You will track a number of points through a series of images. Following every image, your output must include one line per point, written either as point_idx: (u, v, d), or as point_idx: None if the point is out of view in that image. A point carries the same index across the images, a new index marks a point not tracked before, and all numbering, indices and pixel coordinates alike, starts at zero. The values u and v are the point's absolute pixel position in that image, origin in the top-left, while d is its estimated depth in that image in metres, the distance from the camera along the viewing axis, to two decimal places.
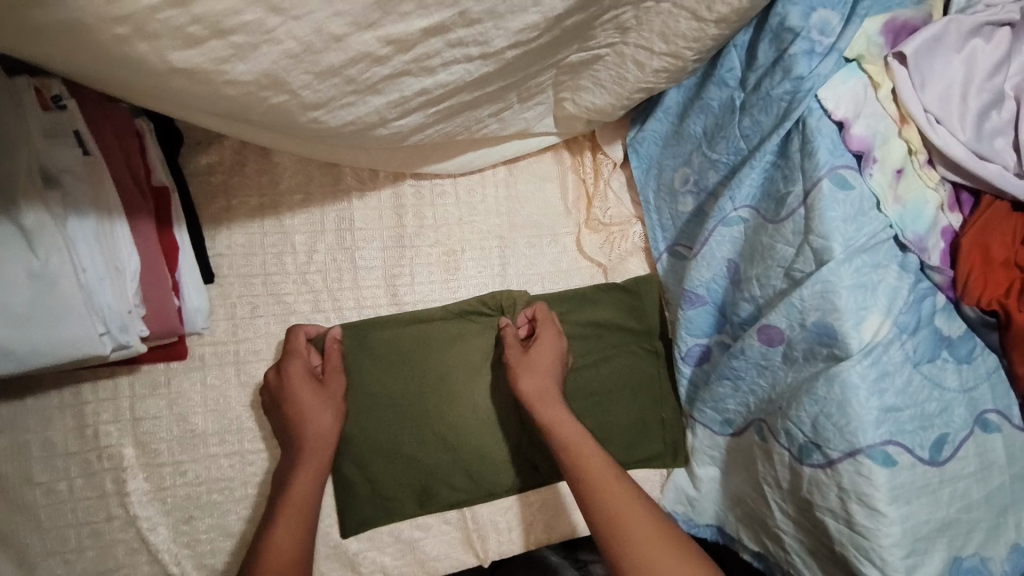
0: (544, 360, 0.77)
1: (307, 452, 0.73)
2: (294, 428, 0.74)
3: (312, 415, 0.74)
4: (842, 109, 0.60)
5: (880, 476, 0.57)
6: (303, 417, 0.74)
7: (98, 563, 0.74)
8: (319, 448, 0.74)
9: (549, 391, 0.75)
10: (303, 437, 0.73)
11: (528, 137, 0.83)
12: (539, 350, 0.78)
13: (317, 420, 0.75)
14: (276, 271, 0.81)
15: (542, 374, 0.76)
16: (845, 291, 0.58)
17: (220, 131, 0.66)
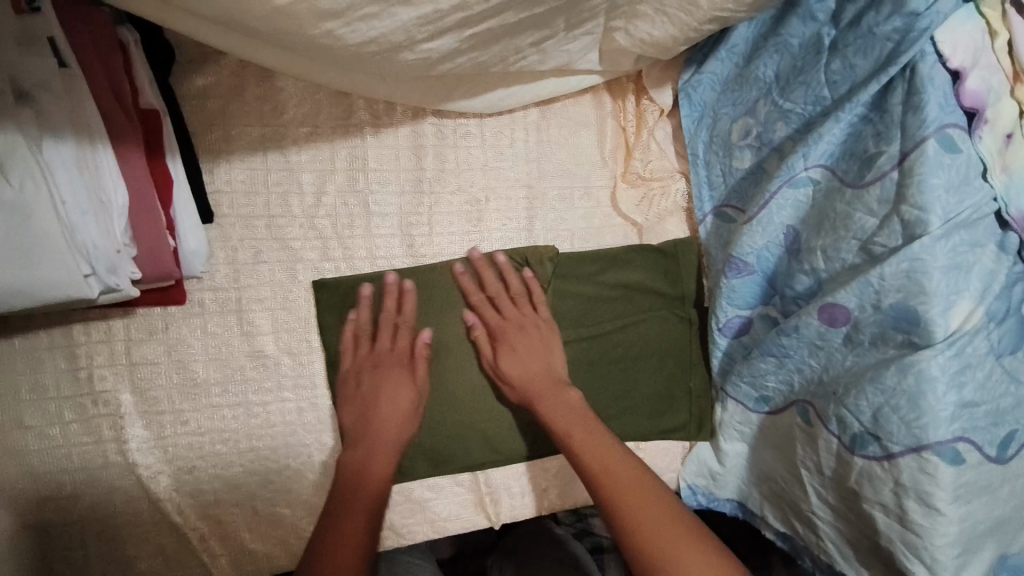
0: (513, 360, 0.74)
1: (388, 444, 0.71)
2: (372, 418, 0.72)
3: (395, 397, 0.73)
4: (959, 56, 0.50)
5: (946, 476, 0.52)
6: (383, 406, 0.72)
7: (96, 510, 0.70)
8: (398, 441, 0.72)
9: (529, 386, 0.74)
10: (384, 432, 0.72)
11: (567, 74, 0.73)
12: (505, 347, 0.75)
13: (397, 412, 0.72)
14: (281, 213, 0.73)
15: (517, 373, 0.74)
16: (937, 273, 0.51)
17: (211, 44, 0.57)
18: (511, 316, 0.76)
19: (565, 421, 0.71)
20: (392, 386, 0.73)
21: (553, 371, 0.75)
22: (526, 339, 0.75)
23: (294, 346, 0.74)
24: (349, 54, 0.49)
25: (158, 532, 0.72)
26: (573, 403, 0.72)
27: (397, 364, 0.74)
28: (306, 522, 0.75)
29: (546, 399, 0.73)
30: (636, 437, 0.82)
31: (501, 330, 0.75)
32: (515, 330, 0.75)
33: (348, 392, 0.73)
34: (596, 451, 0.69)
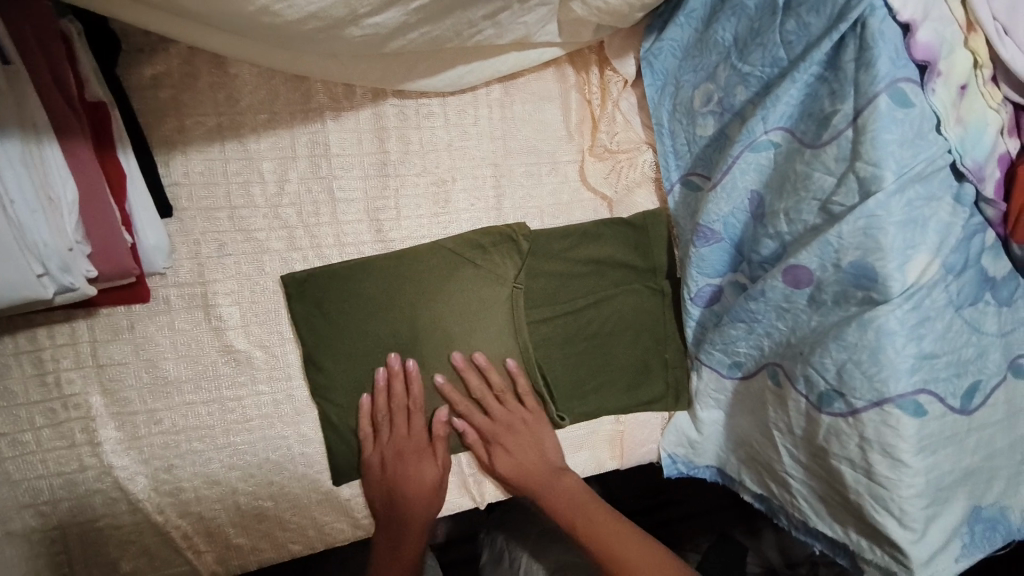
0: (507, 462, 0.78)
1: (429, 516, 0.76)
2: (403, 502, 0.74)
3: (423, 480, 0.75)
4: (909, 9, 0.49)
5: (908, 426, 0.53)
6: (412, 490, 0.75)
7: (75, 514, 0.69)
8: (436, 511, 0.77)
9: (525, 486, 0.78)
10: (431, 508, 0.76)
11: (526, 48, 0.72)
12: (497, 449, 0.78)
13: (424, 488, 0.75)
14: (243, 204, 0.71)
15: (512, 472, 0.78)
16: (893, 228, 0.51)
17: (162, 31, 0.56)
18: (499, 418, 0.78)
19: (568, 508, 0.78)
20: (418, 468, 0.75)
21: (546, 457, 0.79)
22: (520, 437, 0.79)
23: (265, 338, 0.73)
24: (292, 33, 0.48)
25: (140, 533, 0.71)
26: (570, 490, 0.78)
27: (419, 448, 0.76)
28: (290, 513, 0.75)
29: (550, 499, 0.78)
30: (615, 409, 0.84)
31: (490, 437, 0.78)
32: (508, 440, 0.78)
33: (425, 476, 0.75)
34: (597, 529, 0.76)
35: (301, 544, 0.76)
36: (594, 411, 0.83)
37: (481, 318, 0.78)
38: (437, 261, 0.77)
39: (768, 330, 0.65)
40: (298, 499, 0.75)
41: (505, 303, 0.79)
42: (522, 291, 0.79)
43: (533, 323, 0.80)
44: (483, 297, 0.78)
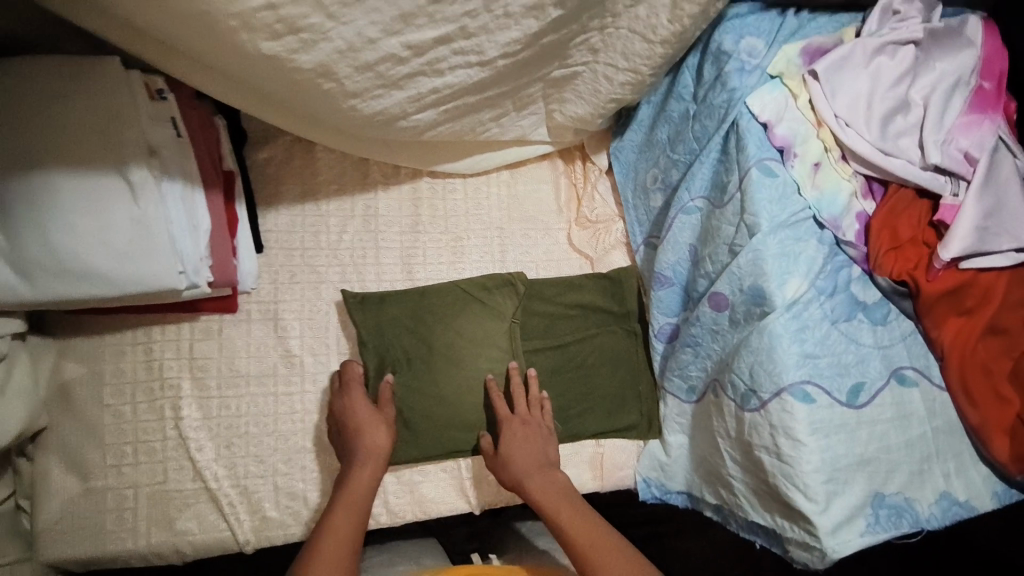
0: (513, 450, 0.86)
1: (375, 452, 0.84)
2: (352, 433, 0.85)
3: (364, 419, 0.86)
4: (767, 114, 0.73)
5: (800, 411, 0.68)
6: (359, 422, 0.86)
7: (150, 476, 0.85)
8: (380, 447, 0.85)
9: (520, 469, 0.85)
10: (370, 439, 0.85)
11: (526, 144, 1.00)
12: (507, 438, 0.87)
13: (368, 420, 0.86)
14: (312, 246, 0.97)
15: (515, 457, 0.86)
16: (771, 258, 0.71)
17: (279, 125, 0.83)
18: (518, 414, 0.90)
19: (556, 495, 0.82)
20: (359, 409, 0.87)
21: (541, 451, 0.87)
22: (527, 431, 0.88)
23: (315, 347, 0.94)
24: (359, 121, 0.72)
25: (196, 498, 0.86)
26: (558, 483, 0.84)
27: (355, 397, 0.88)
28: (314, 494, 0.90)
29: (541, 486, 0.84)
30: (597, 431, 0.97)
31: (506, 424, 0.88)
32: (519, 429, 0.88)
33: (360, 414, 0.86)
34: (581, 521, 0.79)
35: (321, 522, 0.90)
36: (578, 433, 0.97)
37: (484, 344, 0.96)
38: (452, 297, 0.97)
39: (709, 352, 0.82)
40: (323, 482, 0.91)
41: (505, 333, 0.97)
42: (519, 324, 0.98)
43: (529, 351, 0.97)
44: (487, 327, 0.96)
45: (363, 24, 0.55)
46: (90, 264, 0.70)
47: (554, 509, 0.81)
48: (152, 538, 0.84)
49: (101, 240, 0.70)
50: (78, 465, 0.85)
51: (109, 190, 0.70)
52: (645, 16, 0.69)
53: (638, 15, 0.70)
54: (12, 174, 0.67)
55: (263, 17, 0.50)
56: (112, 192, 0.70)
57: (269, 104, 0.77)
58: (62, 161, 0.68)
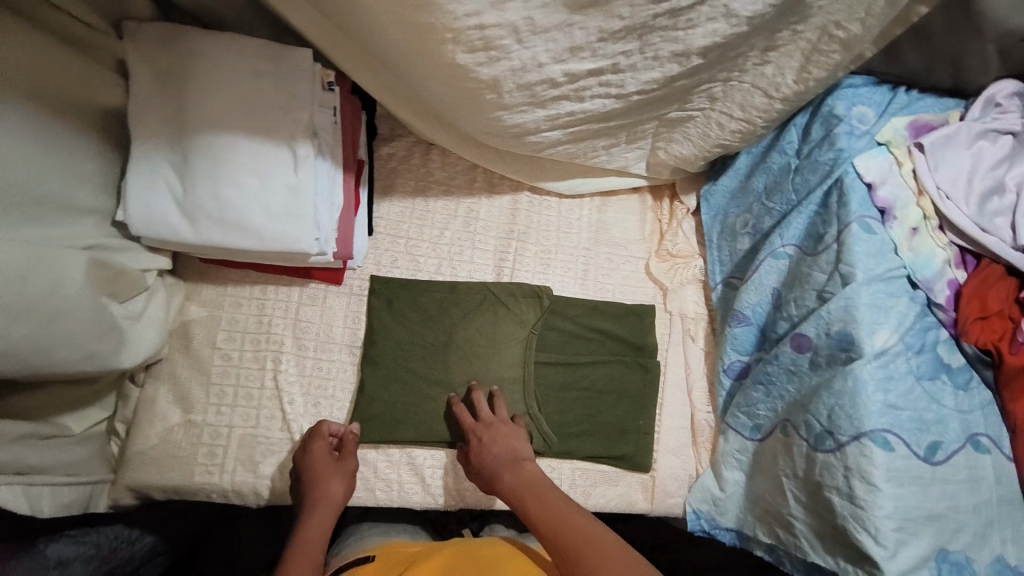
0: (485, 455, 0.91)
1: (328, 504, 0.87)
2: (310, 490, 0.87)
3: (323, 479, 0.87)
4: (871, 174, 0.78)
5: (879, 456, 0.72)
6: (318, 481, 0.87)
7: (245, 419, 0.93)
8: (333, 500, 0.87)
9: (493, 470, 0.90)
10: (327, 493, 0.87)
11: (624, 175, 1.08)
12: (477, 445, 0.92)
13: (327, 479, 0.88)
14: (415, 237, 1.06)
15: (484, 461, 0.91)
16: (863, 307, 0.75)
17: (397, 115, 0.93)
18: (484, 418, 0.94)
19: (524, 492, 0.87)
20: (320, 467, 0.88)
21: (515, 449, 0.92)
22: (499, 432, 0.93)
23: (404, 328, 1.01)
24: (496, 130, 0.80)
25: (281, 447, 0.93)
26: (529, 477, 0.89)
27: (318, 455, 0.89)
28: (384, 465, 0.96)
29: (513, 485, 0.88)
30: (591, 454, 1.01)
31: (473, 433, 0.93)
32: (488, 433, 0.93)
33: (319, 466, 0.88)
34: (552, 509, 0.84)
35: (388, 492, 0.95)
36: (571, 451, 1.00)
37: (502, 348, 1.01)
38: (480, 297, 1.03)
39: (782, 393, 0.86)
40: (392, 456, 0.97)
41: (521, 341, 1.02)
42: (537, 336, 1.03)
43: (540, 362, 1.03)
44: (507, 331, 1.02)
45: (540, 50, 0.63)
46: (245, 219, 0.79)
47: (522, 503, 0.86)
48: (236, 477, 0.91)
49: (260, 199, 0.79)
50: (183, 399, 0.93)
51: (276, 159, 0.79)
52: (771, 75, 0.75)
53: (764, 73, 0.75)
54: (203, 131, 0.76)
55: (468, 35, 0.58)
56: (277, 161, 0.80)
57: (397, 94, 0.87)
58: (246, 127, 0.78)
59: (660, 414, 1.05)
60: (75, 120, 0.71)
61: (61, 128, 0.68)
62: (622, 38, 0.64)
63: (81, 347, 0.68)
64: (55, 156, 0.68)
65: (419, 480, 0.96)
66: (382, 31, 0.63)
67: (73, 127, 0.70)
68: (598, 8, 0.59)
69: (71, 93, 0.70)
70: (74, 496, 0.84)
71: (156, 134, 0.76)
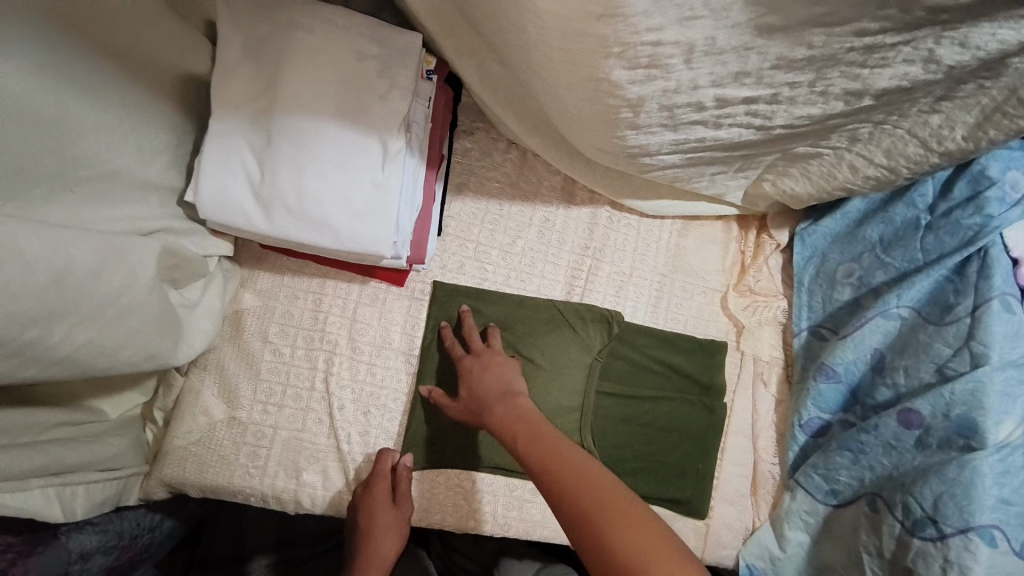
0: (470, 387, 0.86)
1: (388, 546, 0.90)
2: (369, 537, 0.89)
3: (383, 532, 0.88)
4: (1020, 248, 0.72)
5: (984, 553, 0.68)
6: (378, 533, 0.88)
7: (291, 422, 0.87)
8: (393, 543, 0.90)
9: (482, 402, 0.84)
10: (384, 542, 0.89)
11: (716, 202, 0.99)
12: (467, 377, 0.87)
13: (387, 532, 0.88)
14: (486, 242, 0.97)
15: (471, 394, 0.86)
16: (994, 395, 0.69)
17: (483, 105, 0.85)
18: (474, 350, 0.89)
19: (514, 427, 0.80)
20: (380, 525, 0.87)
21: (505, 382, 0.86)
22: (489, 362, 0.88)
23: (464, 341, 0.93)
24: (611, 148, 0.72)
25: (326, 456, 0.88)
26: (519, 412, 0.81)
27: (378, 515, 0.86)
28: (429, 485, 0.90)
29: (502, 420, 0.81)
30: (647, 495, 0.95)
31: (462, 365, 0.88)
32: (477, 364, 0.88)
33: (381, 518, 0.87)
34: (536, 441, 0.77)
35: (430, 515, 0.90)
36: None
37: (563, 373, 0.94)
38: (547, 315, 0.96)
39: (872, 464, 0.79)
40: (441, 476, 0.90)
41: (584, 368, 0.95)
42: (600, 364, 0.96)
43: (599, 392, 0.96)
44: (571, 356, 0.95)
45: (703, 73, 0.54)
46: (322, 214, 0.71)
47: (511, 438, 0.79)
48: (277, 482, 0.86)
49: (343, 195, 0.71)
50: (226, 393, 0.87)
51: (363, 151, 0.71)
52: (937, 125, 0.66)
53: (930, 121, 0.66)
54: (292, 113, 0.69)
55: (638, 51, 0.49)
56: (364, 153, 0.71)
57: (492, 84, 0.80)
58: (339, 114, 0.70)
59: (721, 460, 0.98)
60: (147, 84, 0.64)
61: (133, 90, 0.62)
62: (798, 68, 0.55)
63: (141, 344, 0.62)
64: (120, 122, 0.61)
65: (467, 506, 0.90)
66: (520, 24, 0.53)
67: (146, 94, 0.64)
68: (788, 34, 0.50)
69: (151, 53, 0.64)
70: (108, 493, 0.78)
71: (239, 109, 0.69)
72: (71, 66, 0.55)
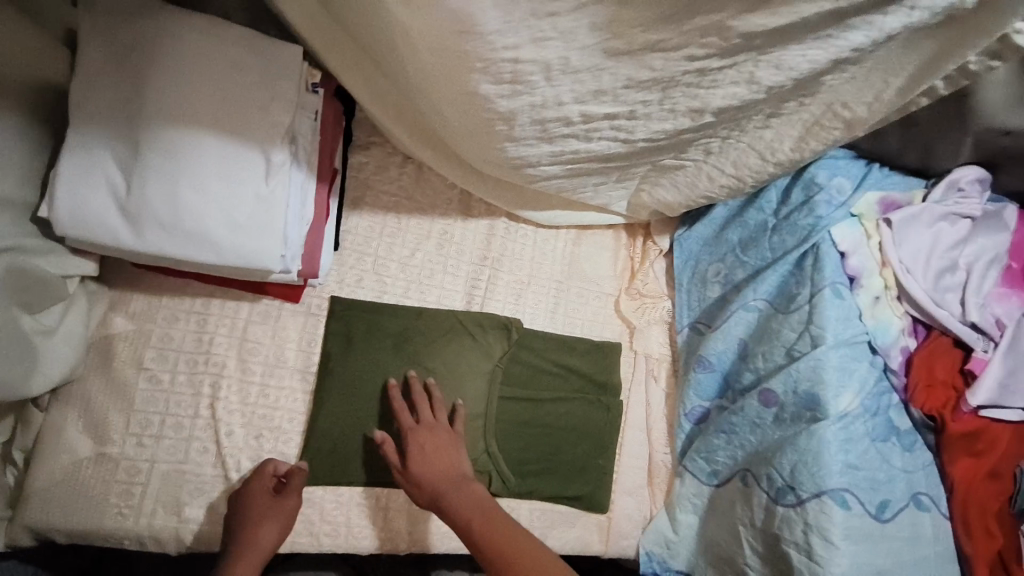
0: (421, 463, 0.86)
1: (256, 551, 0.79)
2: (243, 540, 0.79)
3: (261, 532, 0.80)
4: (845, 243, 0.84)
5: (837, 514, 0.76)
6: (255, 532, 0.79)
7: (171, 454, 0.81)
8: (263, 547, 0.79)
9: (434, 485, 0.85)
10: (260, 544, 0.79)
11: (602, 211, 1.07)
12: (415, 453, 0.86)
13: (264, 531, 0.80)
14: (384, 255, 0.98)
15: (421, 471, 0.85)
16: (831, 370, 0.80)
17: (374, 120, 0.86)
18: (424, 422, 0.89)
19: (469, 515, 0.83)
20: (261, 522, 0.80)
21: (455, 464, 0.87)
22: (438, 439, 0.88)
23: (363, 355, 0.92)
24: (495, 159, 0.76)
25: (214, 487, 0.82)
26: (475, 498, 0.84)
27: (260, 510, 0.80)
28: (332, 506, 0.88)
29: (458, 506, 0.84)
30: (548, 494, 0.99)
31: (410, 436, 0.87)
32: (428, 440, 0.87)
33: (256, 507, 0.80)
34: (494, 530, 0.81)
35: (333, 537, 0.87)
36: (531, 490, 0.98)
37: (465, 379, 0.96)
38: (447, 324, 0.98)
39: (742, 442, 0.88)
40: (344, 494, 0.88)
41: (486, 374, 0.98)
42: (501, 369, 0.99)
43: (502, 397, 0.99)
44: (473, 363, 0.97)
45: (565, 89, 0.59)
46: (202, 228, 0.68)
47: (466, 525, 0.82)
48: (155, 520, 0.79)
49: (221, 209, 0.69)
50: (92, 429, 0.79)
51: (244, 164, 0.70)
52: (769, 139, 0.76)
53: (763, 136, 0.76)
54: (164, 124, 0.66)
55: (500, 67, 0.53)
56: (246, 167, 0.70)
57: (379, 98, 0.81)
58: (218, 126, 0.69)
59: (620, 453, 1.04)
60: None
61: None
62: (646, 88, 0.62)
63: None
64: None
65: (372, 523, 0.89)
66: (391, 36, 0.56)
67: None
68: (633, 57, 0.56)
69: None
70: None
71: (104, 122, 0.65)
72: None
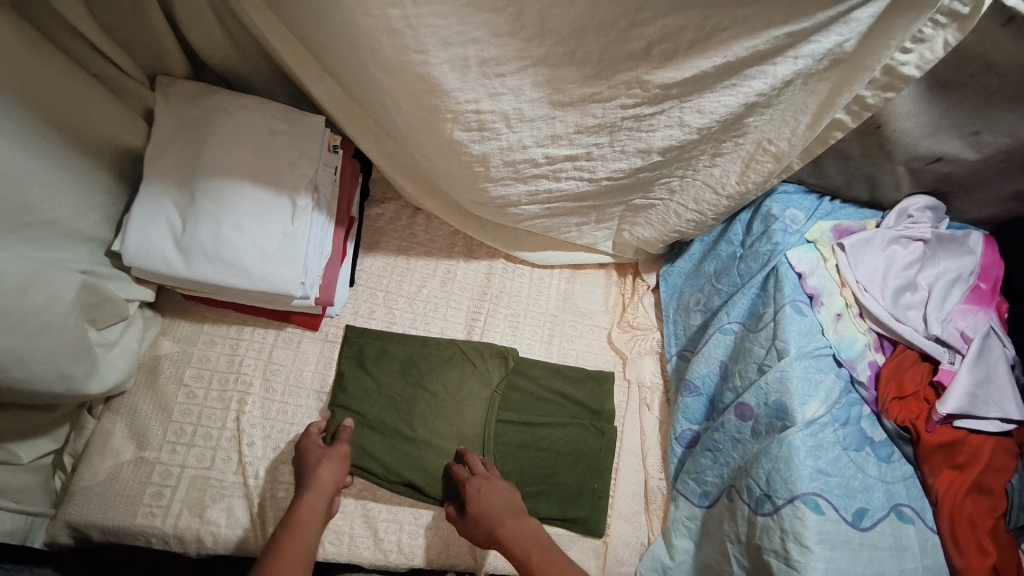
0: (481, 506, 0.90)
1: (320, 486, 0.87)
2: (307, 471, 0.89)
3: (320, 466, 0.89)
4: (802, 265, 0.91)
5: (811, 519, 0.78)
6: (314, 465, 0.89)
7: (201, 461, 0.92)
8: (326, 484, 0.88)
9: (493, 524, 0.88)
10: (320, 473, 0.88)
11: (592, 251, 1.16)
12: (475, 499, 0.91)
13: (324, 462, 0.90)
14: (394, 291, 1.10)
15: (481, 515, 0.89)
16: (795, 380, 0.85)
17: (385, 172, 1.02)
18: (479, 473, 0.95)
19: (526, 542, 0.87)
20: (317, 461, 0.90)
21: (512, 501, 0.92)
22: (493, 485, 0.93)
23: (369, 378, 1.02)
24: (480, 199, 0.89)
25: (232, 492, 0.91)
26: (529, 530, 0.89)
27: (314, 455, 0.91)
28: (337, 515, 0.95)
29: (513, 536, 0.88)
30: (545, 515, 1.00)
31: (468, 486, 0.93)
32: (485, 486, 0.93)
33: (312, 452, 0.91)
34: (551, 566, 0.84)
35: (337, 547, 0.93)
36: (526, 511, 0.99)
37: (465, 402, 1.03)
38: (449, 352, 1.07)
39: (728, 460, 0.91)
40: (347, 504, 0.96)
41: (485, 399, 1.04)
42: (500, 395, 1.05)
43: (499, 421, 1.04)
44: (470, 387, 1.04)
45: (525, 135, 0.74)
46: (238, 257, 0.84)
47: (523, 554, 0.86)
48: (180, 521, 0.89)
49: (255, 243, 0.84)
50: (136, 436, 0.92)
51: (276, 207, 0.87)
52: (718, 175, 0.87)
53: (713, 173, 0.87)
54: (212, 177, 0.84)
55: (466, 116, 0.70)
56: (277, 210, 0.87)
57: (388, 156, 0.98)
58: (254, 177, 0.86)
59: (615, 478, 1.04)
60: (88, 152, 0.78)
61: (76, 157, 0.76)
62: (595, 132, 0.76)
63: (64, 373, 0.74)
64: (64, 182, 0.74)
65: (374, 536, 0.95)
66: (388, 98, 0.72)
67: (86, 161, 0.78)
68: (576, 107, 0.72)
69: (96, 130, 0.78)
70: (15, 525, 0.84)
71: (167, 177, 0.83)
72: (29, 131, 0.68)
